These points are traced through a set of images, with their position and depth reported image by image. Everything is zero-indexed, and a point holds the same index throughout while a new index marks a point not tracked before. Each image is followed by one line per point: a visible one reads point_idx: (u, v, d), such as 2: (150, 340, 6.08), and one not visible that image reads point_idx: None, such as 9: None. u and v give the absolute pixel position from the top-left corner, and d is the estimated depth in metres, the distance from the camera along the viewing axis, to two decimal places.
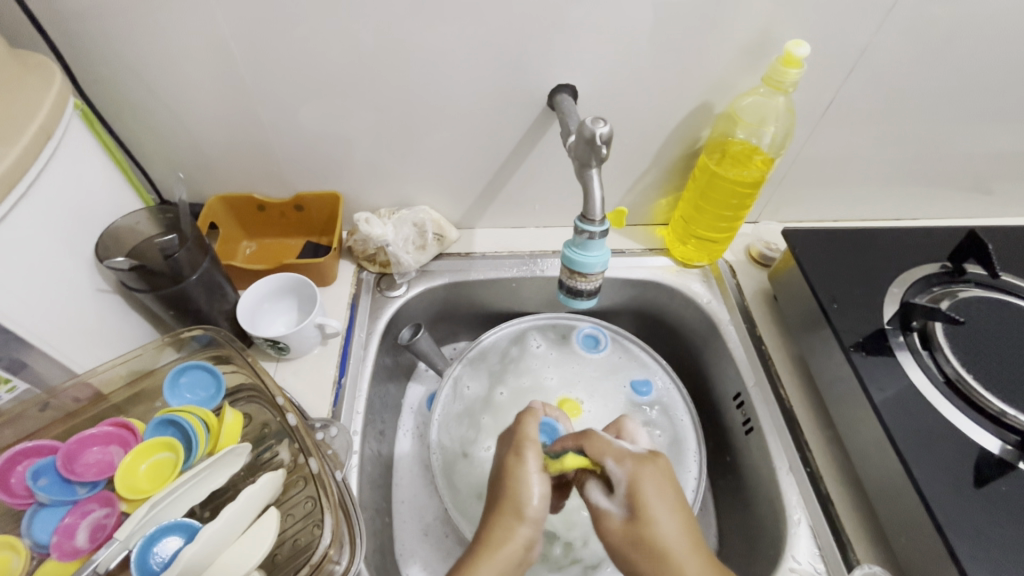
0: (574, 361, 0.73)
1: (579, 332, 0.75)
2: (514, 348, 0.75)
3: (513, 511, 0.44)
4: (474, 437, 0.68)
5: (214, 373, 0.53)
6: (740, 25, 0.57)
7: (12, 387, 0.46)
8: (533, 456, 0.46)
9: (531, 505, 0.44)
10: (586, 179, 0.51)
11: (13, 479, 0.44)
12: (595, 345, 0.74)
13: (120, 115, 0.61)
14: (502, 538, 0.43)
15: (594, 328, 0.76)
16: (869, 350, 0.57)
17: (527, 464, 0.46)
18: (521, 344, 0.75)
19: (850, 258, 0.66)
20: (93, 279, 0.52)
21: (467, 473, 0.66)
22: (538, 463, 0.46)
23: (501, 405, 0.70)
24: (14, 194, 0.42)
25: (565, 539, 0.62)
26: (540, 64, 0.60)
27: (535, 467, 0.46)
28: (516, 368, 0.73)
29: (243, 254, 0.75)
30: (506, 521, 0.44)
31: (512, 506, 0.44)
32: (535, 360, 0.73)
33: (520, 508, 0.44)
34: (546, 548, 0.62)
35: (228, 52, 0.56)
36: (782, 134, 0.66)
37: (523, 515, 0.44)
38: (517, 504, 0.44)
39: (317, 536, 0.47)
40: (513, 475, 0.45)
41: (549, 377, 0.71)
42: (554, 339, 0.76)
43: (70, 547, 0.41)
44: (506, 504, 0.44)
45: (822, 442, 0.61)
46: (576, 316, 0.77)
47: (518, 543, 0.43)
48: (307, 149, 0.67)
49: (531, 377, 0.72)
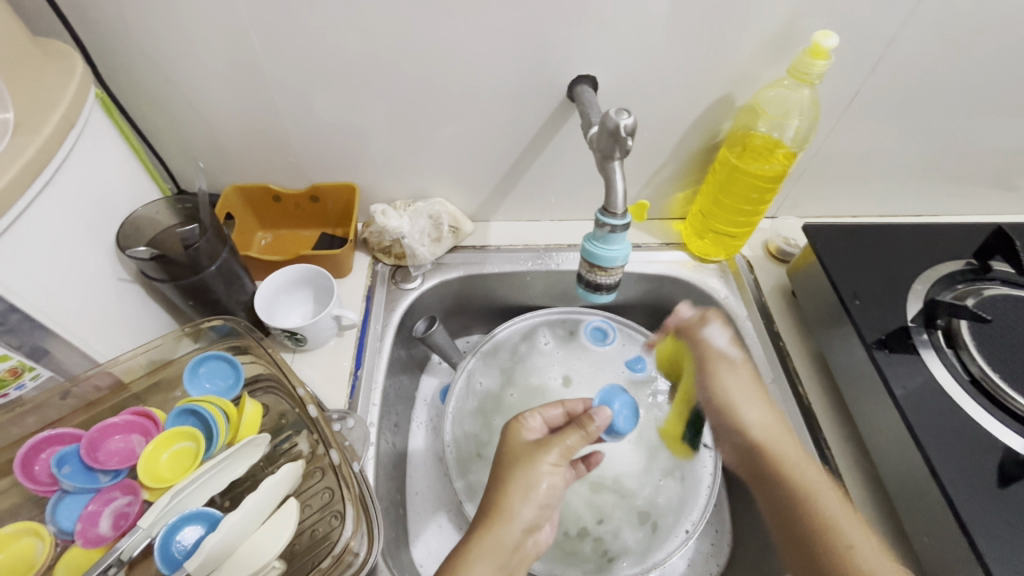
0: (582, 357, 0.72)
1: (586, 326, 0.75)
2: (523, 344, 0.74)
3: (519, 492, 0.46)
4: (487, 439, 0.68)
5: (233, 364, 0.53)
6: (765, 15, 0.56)
7: (36, 374, 0.46)
8: (555, 452, 0.48)
9: (538, 492, 0.46)
10: (608, 171, 0.50)
11: (37, 466, 0.44)
12: (604, 338, 0.74)
13: (138, 104, 0.60)
14: (503, 526, 0.44)
15: (602, 321, 0.75)
16: (892, 347, 0.56)
17: (545, 452, 0.48)
18: (528, 340, 0.75)
19: (871, 255, 0.65)
20: (114, 268, 0.52)
21: (482, 474, 0.65)
22: (557, 452, 0.48)
23: (511, 407, 0.69)
24: (38, 182, 0.42)
25: (595, 535, 0.63)
26: (560, 55, 0.59)
27: (550, 458, 0.48)
28: (524, 367, 0.72)
29: (258, 245, 0.75)
30: (509, 503, 0.45)
31: (523, 498, 0.45)
32: (541, 357, 0.73)
33: (527, 491, 0.46)
34: (577, 545, 0.62)
35: (248, 41, 0.56)
36: (806, 127, 0.65)
37: (530, 499, 0.46)
38: (526, 487, 0.46)
39: (336, 526, 0.47)
40: (528, 459, 0.47)
41: (554, 376, 0.71)
42: (561, 335, 0.75)
43: (94, 535, 0.41)
44: (513, 485, 0.46)
45: (841, 439, 0.60)
46: (583, 310, 0.77)
47: (516, 525, 0.45)
48: (323, 140, 0.66)
49: (537, 377, 0.71)
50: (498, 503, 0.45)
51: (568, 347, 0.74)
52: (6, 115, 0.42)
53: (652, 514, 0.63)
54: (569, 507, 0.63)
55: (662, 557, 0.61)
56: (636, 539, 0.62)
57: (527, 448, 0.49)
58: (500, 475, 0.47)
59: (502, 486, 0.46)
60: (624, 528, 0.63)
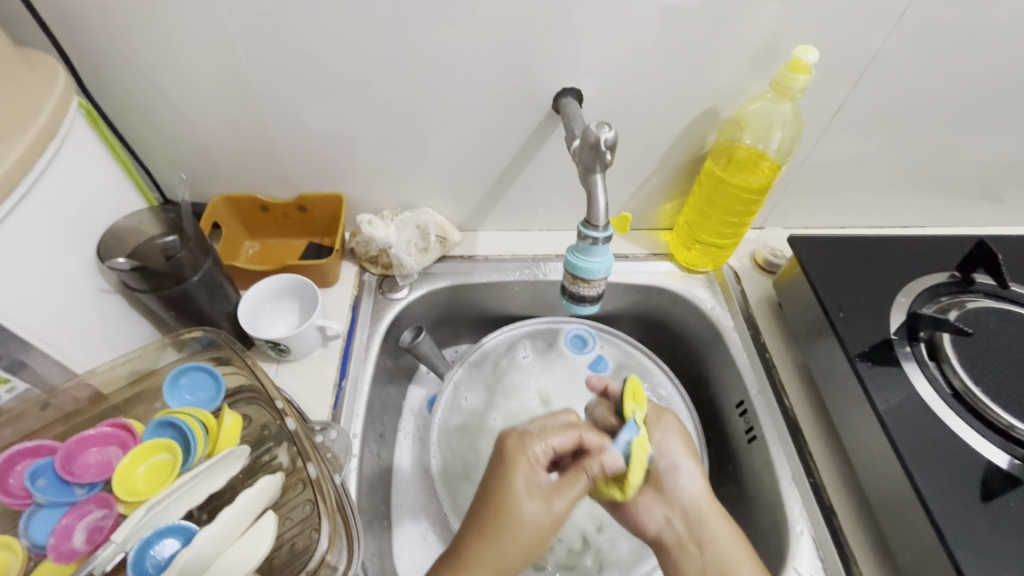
0: (559, 369, 0.73)
1: (565, 335, 0.76)
2: (505, 357, 0.74)
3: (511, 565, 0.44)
4: (474, 461, 0.68)
5: (214, 375, 0.52)
6: (748, 29, 0.57)
7: (12, 387, 0.46)
8: (557, 514, 0.46)
9: (532, 556, 0.45)
10: (590, 184, 0.50)
11: (12, 479, 0.44)
12: (583, 345, 0.75)
13: (124, 114, 0.61)
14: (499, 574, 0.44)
15: (580, 329, 0.76)
16: (875, 360, 0.56)
17: (553, 508, 0.46)
18: (509, 354, 0.75)
19: (856, 267, 0.65)
20: (95, 279, 0.51)
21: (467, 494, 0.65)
22: (552, 520, 0.45)
23: (493, 431, 0.69)
24: (17, 193, 0.42)
25: (596, 545, 0.62)
26: (545, 68, 0.59)
27: (550, 524, 0.45)
28: (504, 387, 0.72)
29: (245, 254, 0.74)
30: (502, 564, 0.44)
31: (528, 557, 0.45)
32: (519, 373, 0.73)
33: (515, 561, 0.44)
34: (578, 559, 0.62)
35: (234, 52, 0.56)
36: (789, 140, 0.66)
37: (524, 561, 0.45)
38: (522, 559, 0.44)
39: (315, 539, 0.46)
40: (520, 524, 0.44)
41: (531, 395, 0.71)
42: (541, 348, 0.75)
43: (68, 549, 0.41)
44: (511, 552, 0.44)
45: (826, 452, 0.60)
46: (559, 320, 0.77)
47: None
48: (311, 150, 0.67)
49: (518, 402, 0.71)
50: (491, 558, 0.44)
51: (546, 360, 0.74)
52: None
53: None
54: (567, 520, 0.63)
55: (648, 570, 0.59)
56: (632, 548, 0.61)
57: (535, 513, 0.45)
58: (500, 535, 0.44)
59: (497, 541, 0.44)
60: (621, 537, 0.62)
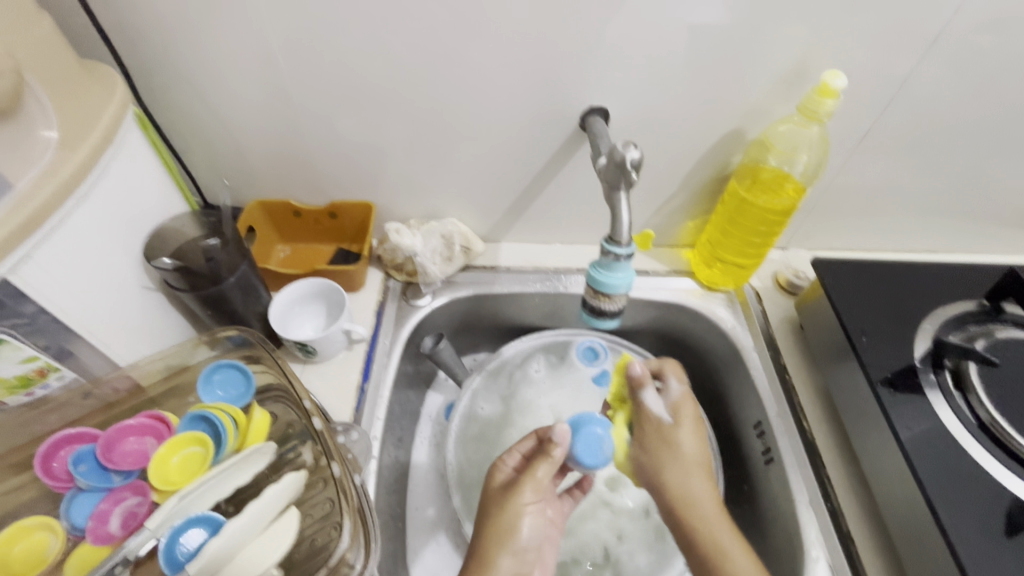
0: (570, 384, 0.74)
1: (578, 347, 0.76)
2: (517, 370, 0.76)
3: (497, 540, 0.50)
4: None
5: (245, 373, 0.54)
6: (776, 53, 0.58)
7: (61, 375, 0.48)
8: (527, 491, 0.52)
9: (516, 550, 0.50)
10: (614, 202, 0.51)
11: (55, 463, 0.46)
12: (595, 358, 0.75)
13: (172, 121, 0.64)
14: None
15: (592, 341, 0.76)
16: (898, 386, 0.56)
17: (519, 497, 0.52)
18: (522, 367, 0.76)
19: (881, 292, 0.64)
20: (140, 277, 0.54)
21: None
22: (529, 496, 0.52)
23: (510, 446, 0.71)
24: (77, 196, 0.45)
25: (615, 557, 0.62)
26: (573, 87, 0.61)
27: (524, 500, 0.52)
28: (518, 402, 0.74)
29: (276, 257, 0.77)
30: (484, 559, 0.49)
31: (502, 548, 0.49)
32: (531, 387, 0.74)
33: (503, 537, 0.50)
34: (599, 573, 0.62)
35: (277, 65, 0.59)
36: (815, 163, 0.66)
37: (509, 570, 0.49)
38: (505, 533, 0.50)
39: (334, 538, 0.48)
40: (497, 510, 0.51)
41: (542, 408, 0.73)
42: (554, 362, 0.76)
43: (104, 533, 0.43)
44: (495, 531, 0.50)
45: (845, 477, 0.60)
46: (571, 332, 0.78)
47: (499, 575, 0.48)
48: (344, 159, 0.69)
49: (533, 419, 0.72)
50: (480, 562, 0.49)
51: (558, 375, 0.75)
52: (50, 132, 0.44)
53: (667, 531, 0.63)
54: (590, 533, 0.63)
55: None
56: (648, 563, 0.61)
57: (499, 493, 0.53)
58: (482, 529, 0.51)
59: (483, 537, 0.50)
60: (640, 550, 0.62)
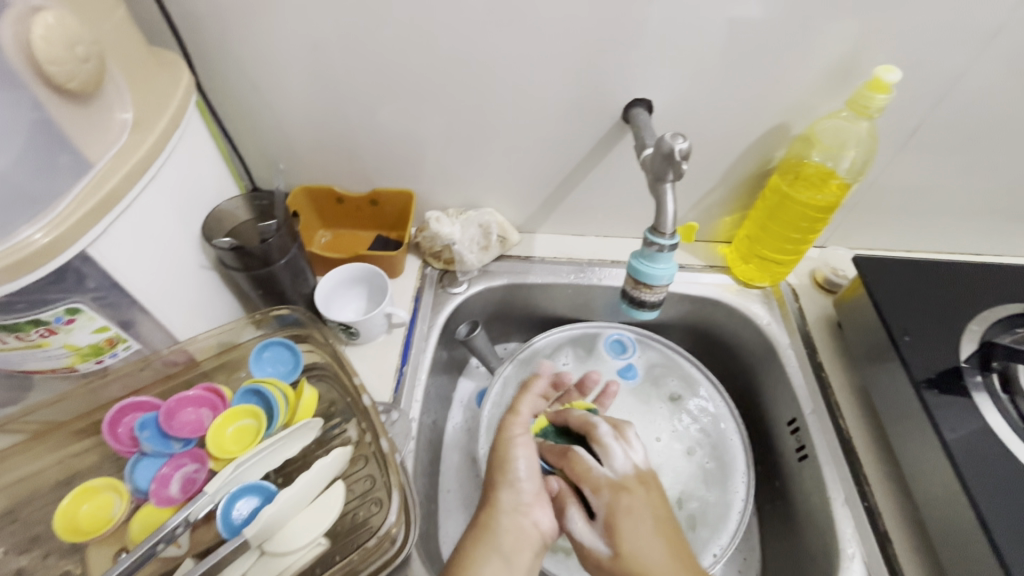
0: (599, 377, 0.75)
1: (605, 339, 0.78)
2: (546, 362, 0.76)
3: (496, 472, 0.53)
4: None
5: (294, 352, 0.57)
6: (826, 47, 0.57)
7: (128, 346, 0.51)
8: (517, 425, 0.55)
9: (513, 477, 0.52)
10: (659, 193, 0.51)
11: (121, 428, 0.49)
12: (622, 350, 0.77)
13: (226, 108, 0.66)
14: (489, 510, 0.51)
15: (619, 333, 0.78)
16: (942, 387, 0.55)
17: (510, 431, 0.55)
18: (551, 358, 0.77)
19: (925, 292, 0.63)
20: (197, 256, 0.56)
21: None
22: (519, 430, 0.55)
23: None
24: (147, 176, 0.47)
25: None
26: (617, 78, 0.61)
27: (517, 435, 0.54)
28: None
29: (318, 242, 0.80)
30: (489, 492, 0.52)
31: (503, 482, 0.52)
32: None
33: (502, 469, 0.53)
34: None
35: (329, 55, 0.60)
36: (862, 160, 0.65)
37: (512, 495, 0.51)
38: (505, 469, 0.53)
39: (375, 513, 0.49)
40: (496, 441, 0.55)
41: None
42: (581, 355, 0.77)
43: (166, 496, 0.46)
44: (493, 466, 0.53)
45: (882, 476, 0.59)
46: (599, 324, 0.79)
47: (502, 507, 0.51)
48: (388, 148, 0.71)
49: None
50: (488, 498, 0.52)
51: (586, 368, 0.76)
52: (126, 115, 0.47)
53: (698, 521, 0.64)
54: None
55: None
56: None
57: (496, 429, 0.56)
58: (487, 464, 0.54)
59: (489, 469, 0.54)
60: None
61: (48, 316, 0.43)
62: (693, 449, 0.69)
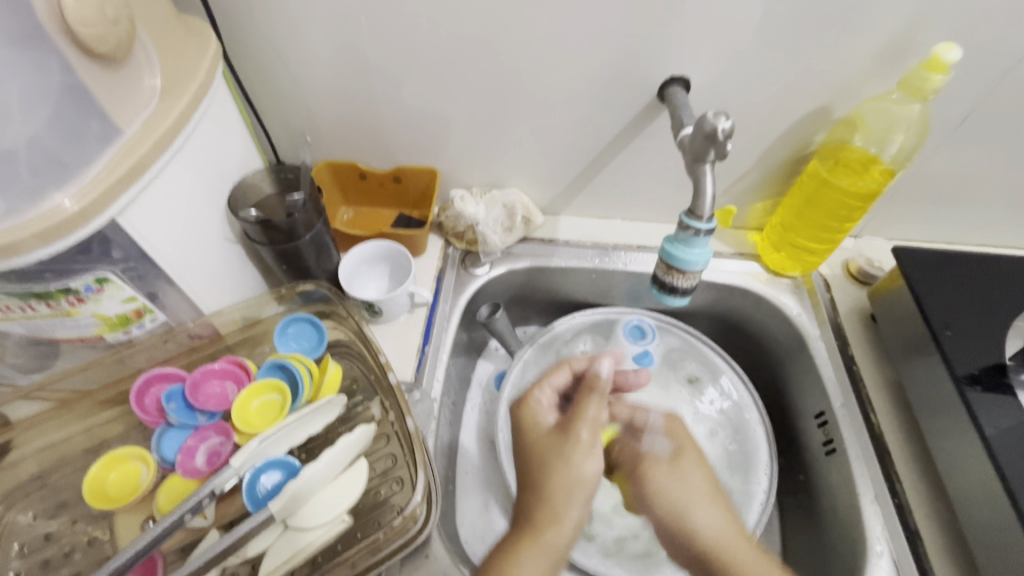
0: None
1: (626, 324, 0.76)
2: (564, 347, 0.76)
3: (564, 489, 0.46)
4: None
5: (318, 327, 0.56)
6: (880, 25, 0.54)
7: (154, 317, 0.50)
8: (585, 431, 0.48)
9: (581, 483, 0.46)
10: (698, 174, 0.50)
11: (147, 399, 0.49)
12: (642, 337, 0.75)
13: (250, 79, 0.65)
14: (555, 525, 0.45)
15: (640, 319, 0.76)
16: (984, 384, 0.54)
17: (578, 437, 0.48)
18: (570, 344, 0.76)
19: (970, 286, 0.60)
20: (223, 229, 0.55)
21: None
22: (589, 437, 0.48)
23: None
24: (175, 146, 0.46)
25: None
26: (653, 55, 0.58)
27: (585, 444, 0.48)
28: None
29: (340, 219, 0.79)
30: (553, 508, 0.46)
31: (576, 494, 0.46)
32: None
33: (570, 487, 0.46)
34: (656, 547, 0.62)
35: (357, 26, 0.59)
36: (911, 144, 0.62)
37: (578, 494, 0.46)
38: (571, 486, 0.46)
39: (395, 492, 0.49)
40: (560, 451, 0.48)
41: None
42: (600, 343, 0.76)
43: (192, 467, 0.46)
44: (557, 480, 0.46)
45: (913, 473, 0.58)
46: (620, 309, 0.78)
47: (568, 525, 0.46)
48: (413, 124, 0.69)
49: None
50: (548, 510, 0.46)
51: (603, 355, 0.75)
52: (154, 81, 0.46)
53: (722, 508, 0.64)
54: None
55: None
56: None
57: (554, 438, 0.49)
58: (540, 476, 0.47)
59: (547, 474, 0.47)
60: None
61: (77, 285, 0.43)
62: (713, 431, 0.69)
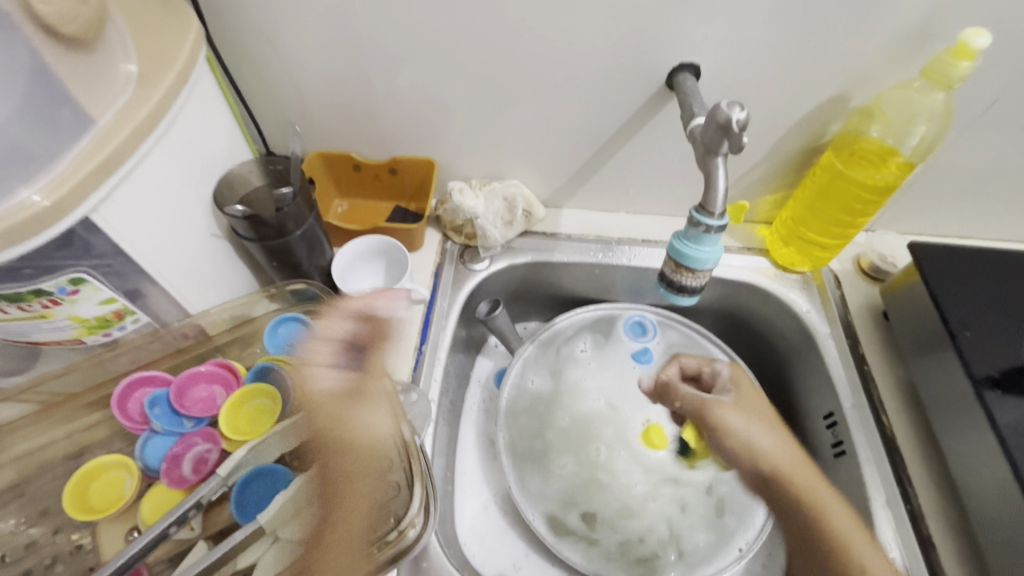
0: (613, 365, 0.72)
1: (625, 321, 0.74)
2: (564, 346, 0.73)
3: (371, 472, 0.45)
4: (546, 453, 0.67)
5: (310, 328, 0.54)
6: (904, 8, 0.51)
7: (136, 319, 0.48)
8: (371, 386, 0.49)
9: (374, 436, 0.47)
10: (709, 167, 0.47)
11: (131, 404, 0.48)
12: (641, 333, 0.74)
13: (237, 65, 0.62)
14: (358, 516, 0.42)
15: (640, 315, 0.75)
16: (1005, 387, 0.51)
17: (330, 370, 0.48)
18: (569, 343, 0.73)
19: (987, 283, 0.58)
20: (209, 224, 0.53)
21: (541, 483, 0.65)
22: (381, 400, 0.49)
23: (563, 430, 0.68)
24: (156, 134, 0.43)
25: (677, 537, 0.62)
26: (663, 40, 0.55)
27: (378, 398, 0.49)
28: (569, 389, 0.71)
29: (334, 212, 0.76)
30: (365, 483, 0.43)
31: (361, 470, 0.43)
32: (578, 368, 0.72)
33: (371, 469, 0.45)
34: (661, 551, 0.61)
35: (349, 8, 0.55)
36: (933, 134, 0.59)
37: (370, 466, 0.45)
38: (378, 466, 0.46)
39: (392, 499, 0.47)
40: (349, 425, 0.46)
41: (593, 389, 0.70)
42: (599, 342, 0.74)
43: (177, 476, 0.45)
44: (359, 462, 0.44)
45: (926, 477, 0.56)
46: (619, 305, 0.76)
47: (370, 501, 0.44)
48: (409, 113, 0.66)
49: (585, 405, 0.70)
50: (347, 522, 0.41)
51: (602, 355, 0.73)
52: (130, 66, 0.43)
53: (727, 507, 0.63)
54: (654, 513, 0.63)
55: (710, 573, 0.59)
56: (708, 541, 0.62)
57: (338, 397, 0.46)
58: (335, 449, 0.44)
59: (342, 453, 0.44)
60: (699, 528, 0.62)
61: (50, 286, 0.40)
62: None
